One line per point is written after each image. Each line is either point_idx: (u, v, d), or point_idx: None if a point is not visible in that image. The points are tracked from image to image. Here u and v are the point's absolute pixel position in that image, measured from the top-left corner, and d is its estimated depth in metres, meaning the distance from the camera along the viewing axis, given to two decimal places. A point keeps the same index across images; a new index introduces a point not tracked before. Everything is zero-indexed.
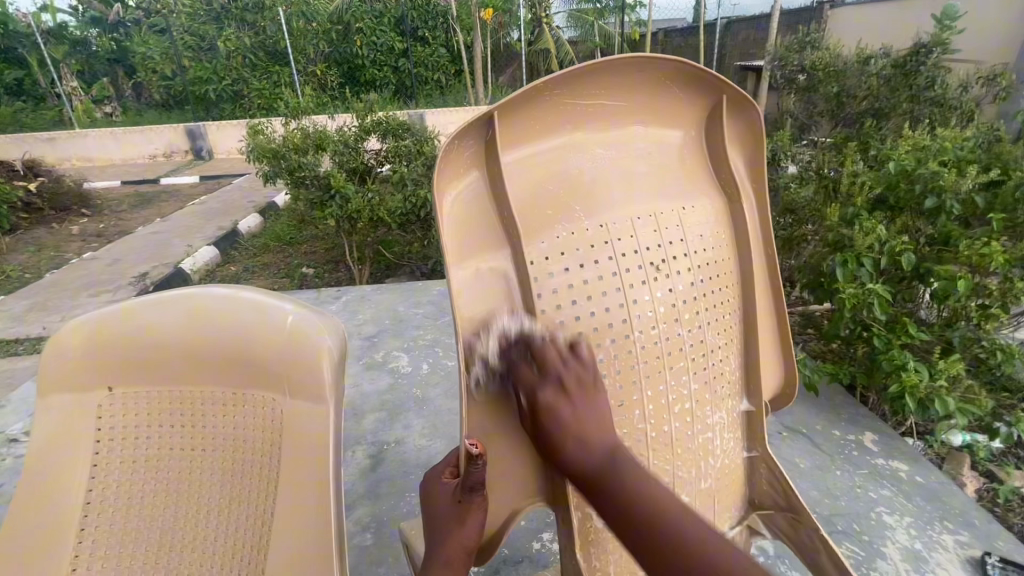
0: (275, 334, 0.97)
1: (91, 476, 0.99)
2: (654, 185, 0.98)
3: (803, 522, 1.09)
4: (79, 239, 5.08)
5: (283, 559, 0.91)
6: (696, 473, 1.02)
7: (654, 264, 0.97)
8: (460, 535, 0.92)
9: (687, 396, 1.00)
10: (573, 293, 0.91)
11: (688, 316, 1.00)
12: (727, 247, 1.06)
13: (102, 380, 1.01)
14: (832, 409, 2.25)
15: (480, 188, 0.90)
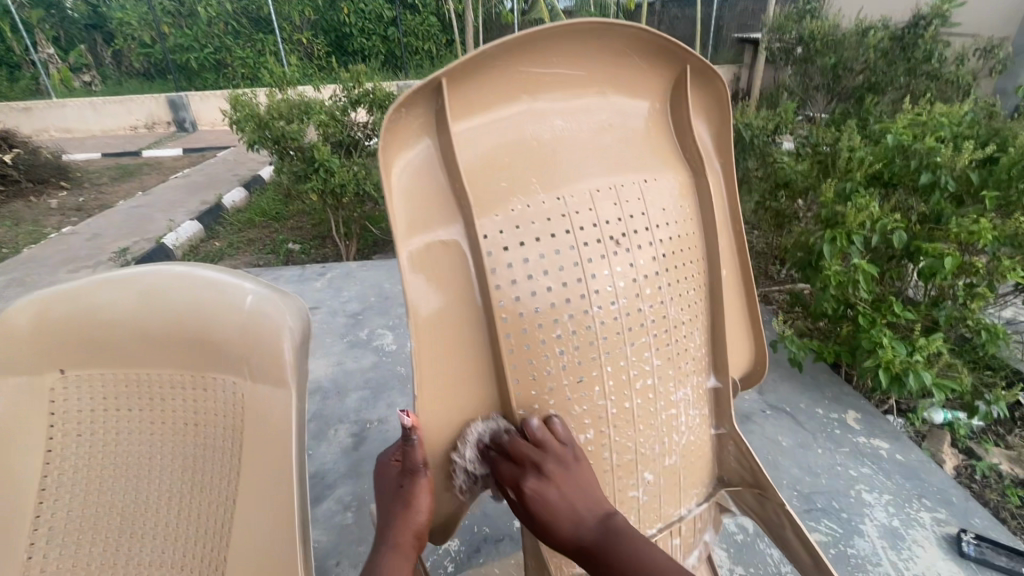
0: (230, 315, 0.92)
1: (46, 461, 0.97)
2: (617, 158, 0.94)
3: (770, 497, 1.03)
4: (58, 213, 4.94)
5: (242, 544, 0.90)
6: (662, 450, 0.98)
7: (614, 237, 0.92)
8: (407, 520, 0.88)
9: (648, 371, 0.95)
10: (530, 269, 0.86)
11: (651, 290, 0.95)
12: (692, 220, 1.02)
13: (51, 363, 0.96)
14: (816, 387, 2.25)
15: (432, 158, 0.84)
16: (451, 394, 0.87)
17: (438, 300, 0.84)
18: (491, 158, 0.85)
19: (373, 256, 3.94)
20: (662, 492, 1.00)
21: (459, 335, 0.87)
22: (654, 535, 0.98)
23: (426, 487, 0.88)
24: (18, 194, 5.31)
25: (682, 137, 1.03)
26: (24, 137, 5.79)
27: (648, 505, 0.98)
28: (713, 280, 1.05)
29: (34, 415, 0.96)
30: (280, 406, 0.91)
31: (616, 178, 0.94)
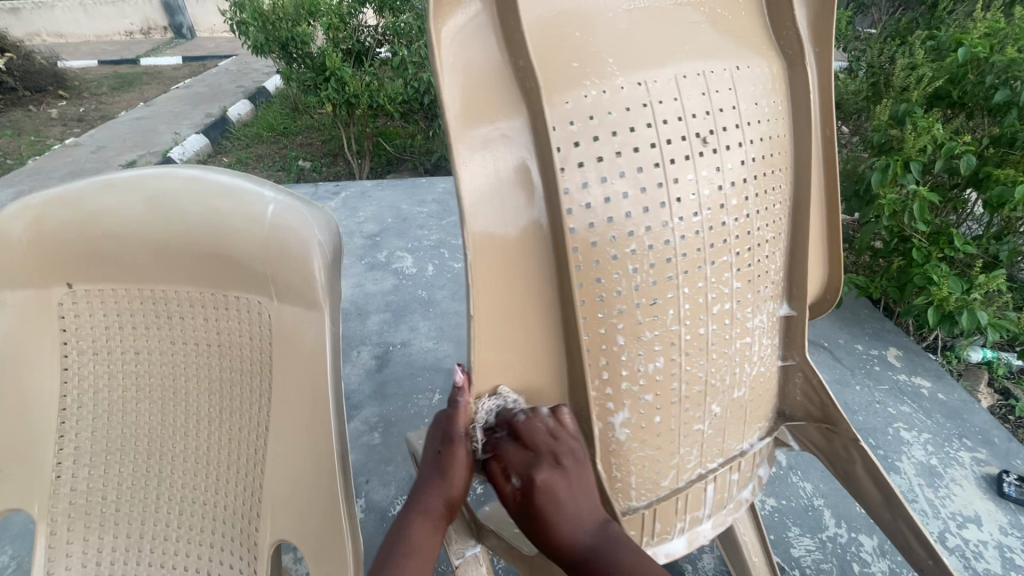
0: (255, 228, 0.80)
1: (64, 381, 0.91)
2: (701, 37, 0.79)
3: (841, 433, 0.96)
4: (60, 124, 4.74)
5: (282, 475, 0.83)
6: (732, 381, 0.90)
7: (700, 135, 0.78)
8: (443, 487, 0.81)
9: (727, 295, 0.84)
10: (603, 169, 0.73)
11: (736, 202, 0.82)
12: (785, 118, 0.87)
13: (63, 275, 0.87)
14: (857, 323, 2.15)
15: (494, 25, 0.69)
16: (507, 320, 0.76)
17: (494, 207, 0.71)
18: (557, 28, 0.71)
19: (388, 175, 3.74)
20: (726, 425, 0.92)
21: (522, 256, 0.75)
22: (714, 470, 0.92)
23: (466, 456, 0.81)
24: (17, 102, 5.08)
25: (779, 20, 0.85)
26: (15, 39, 5.43)
27: (709, 439, 0.91)
28: (798, 192, 0.90)
29: (46, 332, 0.89)
30: (314, 329, 0.82)
31: (704, 63, 0.78)
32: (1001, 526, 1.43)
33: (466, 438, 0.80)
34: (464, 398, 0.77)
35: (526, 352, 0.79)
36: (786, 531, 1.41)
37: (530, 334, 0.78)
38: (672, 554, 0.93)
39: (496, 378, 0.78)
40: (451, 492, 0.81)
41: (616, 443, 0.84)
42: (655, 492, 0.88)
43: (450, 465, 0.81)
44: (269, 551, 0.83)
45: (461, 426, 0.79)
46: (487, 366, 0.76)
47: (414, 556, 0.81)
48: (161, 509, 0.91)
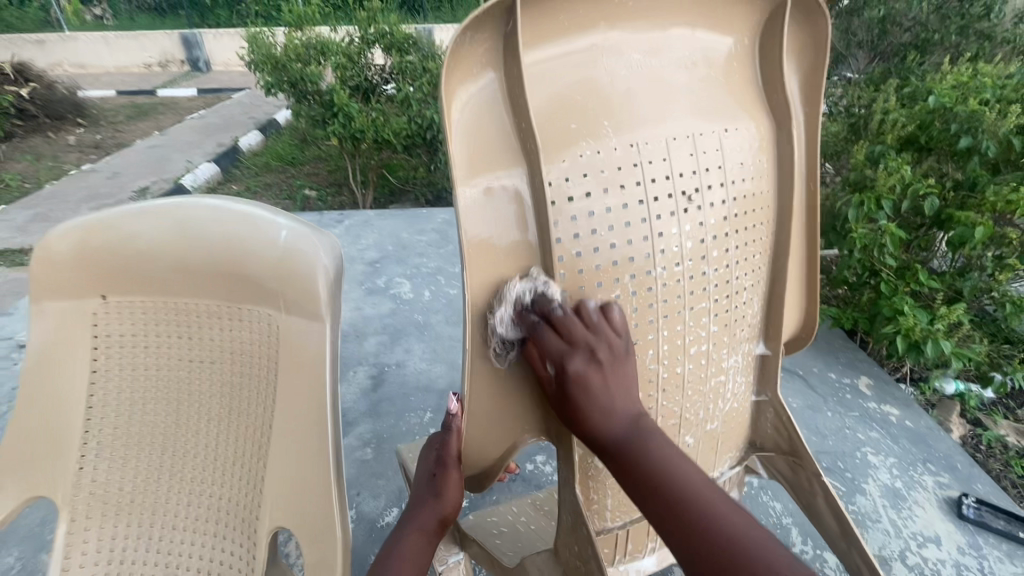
0: (286, 261, 0.92)
1: (92, 382, 1.02)
2: (697, 104, 0.91)
3: (804, 466, 1.06)
4: (77, 150, 4.96)
5: (281, 468, 0.93)
6: (706, 416, 1.01)
7: (686, 193, 0.91)
8: (435, 506, 0.99)
9: (704, 337, 0.97)
10: (596, 222, 0.86)
11: (716, 254, 0.95)
12: (767, 177, 1.00)
13: (97, 288, 0.99)
14: (830, 352, 2.25)
15: (494, 91, 0.82)
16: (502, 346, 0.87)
17: (490, 242, 0.84)
18: (563, 97, 0.83)
19: (390, 206, 3.92)
20: (699, 455, 1.03)
21: (515, 290, 0.87)
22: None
23: (457, 479, 0.98)
24: (37, 129, 5.32)
25: (769, 86, 0.98)
26: (39, 71, 5.72)
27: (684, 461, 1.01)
28: (778, 242, 1.03)
29: (79, 338, 1.00)
30: (314, 338, 0.93)
31: (696, 127, 0.91)
32: (959, 545, 1.50)
33: (457, 463, 0.97)
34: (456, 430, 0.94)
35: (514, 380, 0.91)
36: None
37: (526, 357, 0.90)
38: (643, 569, 1.08)
39: (490, 395, 0.91)
40: (444, 509, 0.98)
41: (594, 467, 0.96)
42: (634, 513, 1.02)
43: (444, 486, 0.98)
44: (268, 536, 0.92)
45: (453, 448, 0.96)
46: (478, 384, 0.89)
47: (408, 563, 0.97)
48: (171, 501, 1.01)
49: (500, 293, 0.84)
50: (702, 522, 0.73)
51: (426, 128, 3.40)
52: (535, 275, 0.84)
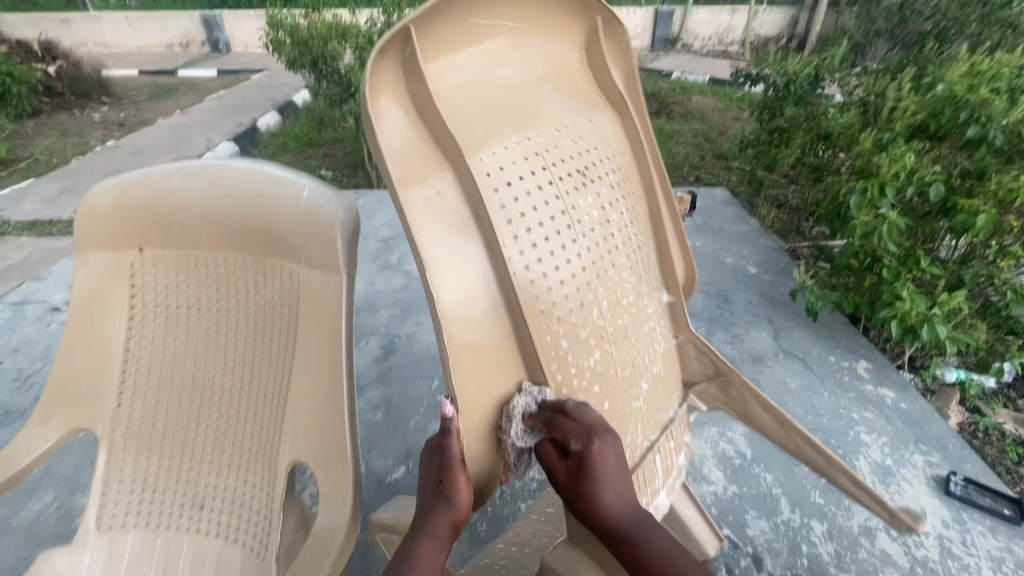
0: (305, 217, 1.00)
1: (129, 327, 1.11)
2: (555, 102, 1.01)
3: (733, 381, 1.13)
4: (101, 127, 5.09)
5: (298, 408, 1.02)
6: (651, 359, 1.08)
7: (579, 173, 0.99)
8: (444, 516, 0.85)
9: (631, 290, 1.05)
10: (523, 206, 0.89)
11: (617, 217, 1.04)
12: (626, 154, 1.11)
13: (133, 242, 1.08)
14: (831, 337, 2.29)
15: (404, 105, 0.83)
16: (478, 343, 0.85)
17: (445, 250, 0.82)
18: (462, 96, 0.88)
19: None
20: (654, 399, 1.09)
21: (473, 278, 0.85)
22: (656, 441, 1.06)
23: (464, 480, 0.86)
24: (64, 106, 5.47)
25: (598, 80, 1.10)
26: (65, 48, 5.86)
27: (648, 412, 1.06)
28: (651, 206, 1.14)
29: (118, 287, 1.10)
30: (331, 289, 1.00)
31: (564, 120, 1.01)
32: (943, 519, 1.55)
33: (462, 464, 0.85)
34: (455, 425, 0.83)
35: (490, 366, 0.87)
36: (744, 514, 1.55)
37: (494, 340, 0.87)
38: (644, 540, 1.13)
39: (467, 388, 0.85)
40: (456, 512, 0.85)
41: None
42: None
43: (453, 488, 0.85)
44: (285, 470, 1.01)
45: (456, 451, 0.84)
46: (461, 377, 0.84)
47: None
48: (198, 437, 1.10)
49: (504, 411, 0.88)
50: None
51: None
52: (528, 387, 0.89)
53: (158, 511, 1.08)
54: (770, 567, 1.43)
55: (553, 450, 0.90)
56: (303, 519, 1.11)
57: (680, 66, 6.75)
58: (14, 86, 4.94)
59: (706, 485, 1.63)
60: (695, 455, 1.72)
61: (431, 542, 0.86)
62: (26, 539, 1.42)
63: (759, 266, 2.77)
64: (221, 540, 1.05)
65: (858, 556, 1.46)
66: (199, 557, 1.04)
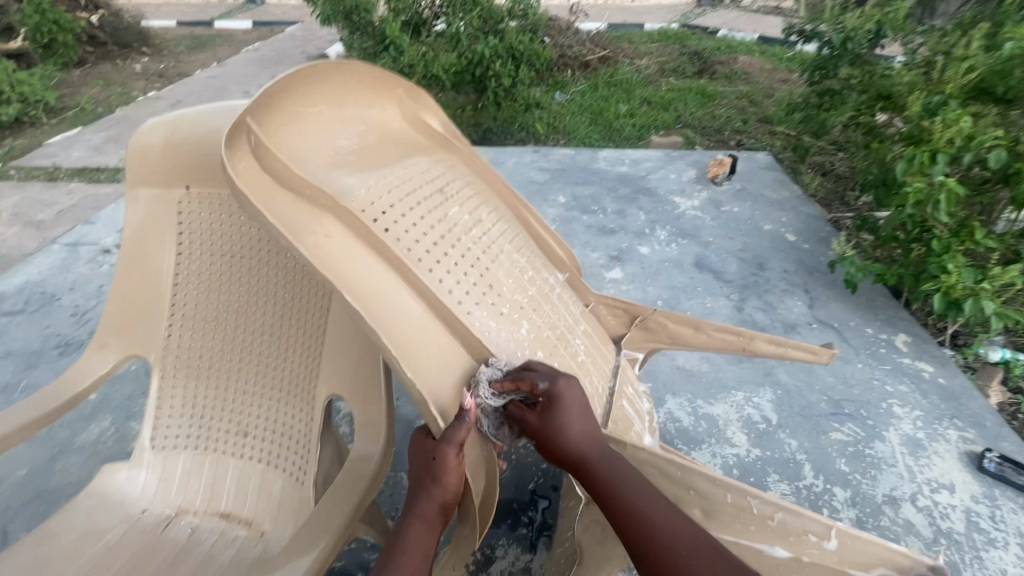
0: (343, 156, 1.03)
1: (176, 262, 1.18)
2: (401, 157, 1.12)
3: (646, 316, 1.29)
4: (143, 77, 5.18)
5: (339, 344, 1.07)
6: (574, 319, 1.22)
7: (442, 204, 1.11)
8: (434, 493, 0.87)
9: (525, 268, 1.19)
10: (418, 247, 1.00)
11: (490, 226, 1.18)
12: (474, 179, 1.26)
13: (181, 178, 1.15)
14: (870, 309, 2.22)
15: (268, 202, 0.86)
16: (419, 345, 0.91)
17: (372, 288, 0.89)
18: (323, 170, 0.98)
19: None
20: (595, 351, 1.22)
21: (401, 302, 0.92)
22: (613, 388, 1.19)
23: (457, 464, 0.86)
24: (107, 57, 5.56)
25: (424, 131, 1.24)
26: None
27: (594, 361, 1.19)
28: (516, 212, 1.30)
29: (167, 222, 1.17)
30: None
31: (411, 170, 1.12)
32: (973, 494, 1.53)
33: (460, 448, 0.86)
34: (470, 417, 0.87)
35: (443, 347, 0.95)
36: (765, 476, 1.56)
37: (434, 333, 0.94)
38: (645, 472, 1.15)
39: (430, 379, 0.89)
40: (445, 493, 0.87)
41: (581, 363, 1.15)
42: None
43: (442, 468, 0.86)
44: (323, 403, 1.07)
45: (459, 437, 0.85)
46: (422, 375, 0.88)
47: (409, 555, 0.85)
48: (241, 370, 1.17)
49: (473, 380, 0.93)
50: (652, 534, 0.84)
51: (476, 65, 3.44)
52: (495, 360, 0.95)
53: (205, 436, 1.16)
54: None
55: (519, 405, 0.95)
56: (339, 450, 1.17)
57: (730, 22, 6.36)
58: (61, 35, 5.04)
59: (728, 447, 1.64)
60: (719, 418, 1.72)
61: (418, 524, 0.87)
62: (88, 458, 1.55)
63: (799, 235, 2.67)
64: (263, 465, 1.12)
65: (880, 523, 1.46)
66: (245, 478, 1.12)
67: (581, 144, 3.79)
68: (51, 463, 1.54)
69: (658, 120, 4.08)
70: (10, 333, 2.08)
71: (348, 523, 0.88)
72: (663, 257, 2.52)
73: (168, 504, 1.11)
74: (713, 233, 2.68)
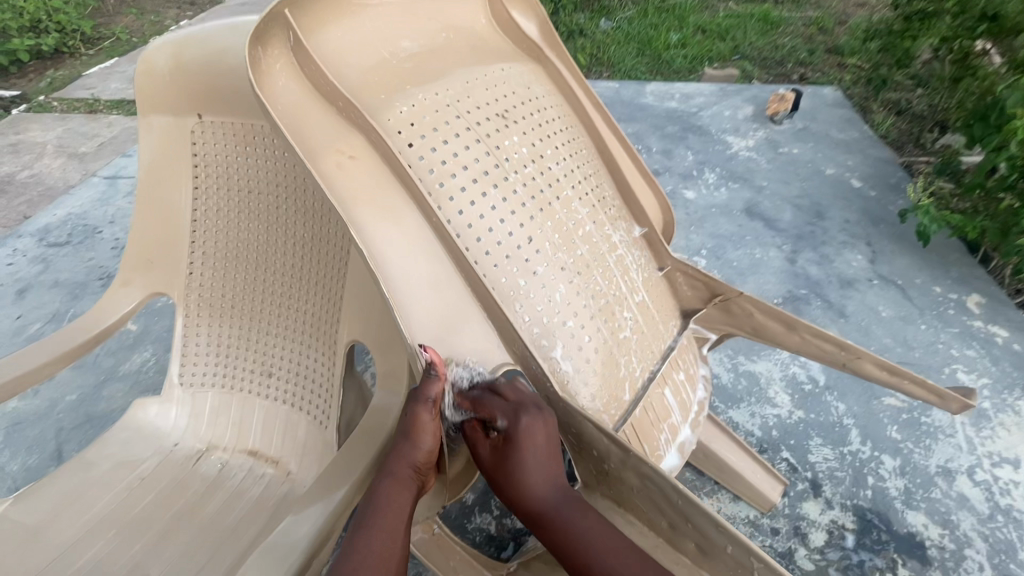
0: (363, 75, 0.94)
1: (194, 197, 1.14)
2: (466, 58, 1.06)
3: (728, 296, 1.08)
4: (175, 5, 5.03)
5: (357, 286, 1.00)
6: (629, 288, 1.06)
7: (499, 116, 1.03)
8: (408, 453, 0.81)
9: (583, 221, 1.05)
10: (451, 169, 0.93)
11: (552, 153, 1.07)
12: (553, 93, 1.16)
13: (193, 107, 1.09)
14: (940, 265, 2.01)
15: (294, 91, 0.86)
16: (426, 286, 0.86)
17: (380, 210, 0.86)
18: (375, 71, 0.95)
19: None
20: (647, 330, 1.06)
21: (416, 233, 0.87)
22: (656, 370, 1.04)
23: (432, 419, 0.82)
24: None
25: (513, 33, 1.16)
26: None
27: (641, 344, 1.04)
28: (598, 139, 1.17)
29: (182, 154, 1.12)
30: None
31: (477, 71, 1.05)
32: None
33: (433, 404, 0.81)
34: (437, 369, 0.80)
35: (454, 298, 0.89)
36: (807, 439, 1.47)
37: (441, 277, 0.88)
38: (671, 468, 1.00)
39: (428, 335, 0.85)
40: (420, 451, 0.82)
41: (623, 339, 1.01)
42: (622, 407, 0.97)
43: (415, 426, 0.82)
44: (344, 349, 1.01)
45: (433, 391, 0.81)
46: (418, 331, 0.84)
47: (387, 518, 0.78)
48: (261, 308, 1.14)
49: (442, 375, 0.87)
50: None
51: None
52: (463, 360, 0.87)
53: (229, 376, 1.16)
54: (828, 493, 1.37)
55: (478, 428, 0.87)
56: (360, 396, 1.14)
57: None
58: None
59: (769, 407, 1.55)
60: (761, 376, 1.62)
61: (389, 482, 0.80)
62: (130, 387, 1.60)
63: (865, 180, 2.41)
64: (288, 407, 1.11)
65: (929, 494, 1.37)
66: (269, 419, 1.12)
67: (626, 77, 3.50)
68: (98, 389, 1.60)
69: (713, 49, 3.70)
70: (56, 264, 2.14)
71: (357, 476, 0.84)
72: (710, 203, 2.33)
73: (198, 439, 1.13)
74: (768, 177, 2.46)
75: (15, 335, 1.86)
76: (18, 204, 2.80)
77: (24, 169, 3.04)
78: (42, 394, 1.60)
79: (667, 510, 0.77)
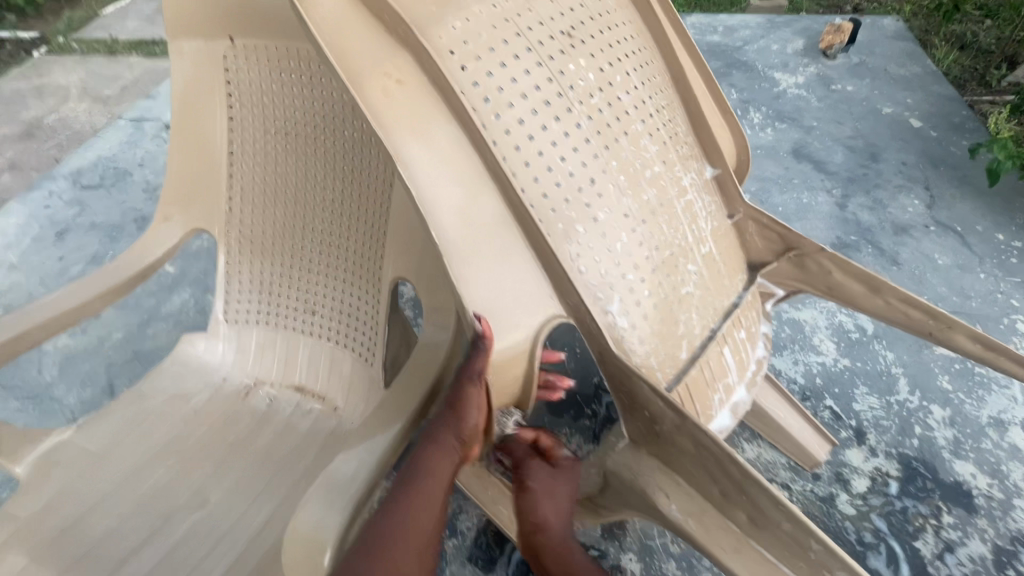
0: None
1: (230, 128, 1.11)
2: None
3: (806, 252, 1.01)
4: None
5: (408, 222, 0.96)
6: (694, 239, 1.00)
7: (564, 35, 0.94)
8: (457, 425, 0.81)
9: (651, 160, 0.98)
10: (507, 96, 0.87)
11: (621, 79, 0.98)
12: (625, 8, 1.06)
13: (224, 30, 1.04)
14: (1006, 210, 1.88)
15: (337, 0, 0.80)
16: (478, 222, 0.82)
17: (428, 138, 0.81)
18: None
19: None
20: (708, 284, 1.01)
21: (467, 165, 0.83)
22: (715, 328, 0.99)
23: (479, 393, 0.81)
24: None
25: None
26: None
27: (702, 300, 0.99)
28: (671, 63, 1.08)
29: (215, 81, 1.08)
30: None
31: None
32: None
33: (481, 378, 0.80)
34: (487, 343, 0.78)
35: (509, 239, 0.84)
36: (853, 388, 1.44)
37: (491, 218, 0.83)
38: (723, 429, 0.96)
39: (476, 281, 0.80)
40: (468, 424, 0.81)
41: (682, 294, 0.96)
42: (675, 364, 0.93)
43: (463, 401, 0.81)
44: (390, 285, 1.00)
45: (479, 367, 0.78)
46: (468, 284, 0.80)
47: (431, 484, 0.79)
48: (307, 244, 1.12)
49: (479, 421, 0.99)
50: None
51: None
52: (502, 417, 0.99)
53: (278, 313, 1.16)
54: (873, 441, 1.35)
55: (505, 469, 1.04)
56: (405, 335, 1.13)
57: None
58: None
59: (814, 355, 1.51)
60: (806, 325, 1.57)
61: (434, 450, 0.81)
62: (174, 326, 1.63)
63: (927, 120, 2.23)
64: (333, 344, 1.11)
65: (980, 445, 1.33)
66: (318, 357, 1.12)
67: None
68: (143, 328, 1.64)
69: None
70: (91, 206, 2.15)
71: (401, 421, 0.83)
72: (756, 144, 2.20)
73: (246, 374, 1.14)
74: (818, 116, 2.29)
75: (59, 275, 1.90)
76: (48, 147, 2.81)
77: (52, 112, 3.02)
78: (90, 331, 1.64)
79: (718, 478, 0.74)
